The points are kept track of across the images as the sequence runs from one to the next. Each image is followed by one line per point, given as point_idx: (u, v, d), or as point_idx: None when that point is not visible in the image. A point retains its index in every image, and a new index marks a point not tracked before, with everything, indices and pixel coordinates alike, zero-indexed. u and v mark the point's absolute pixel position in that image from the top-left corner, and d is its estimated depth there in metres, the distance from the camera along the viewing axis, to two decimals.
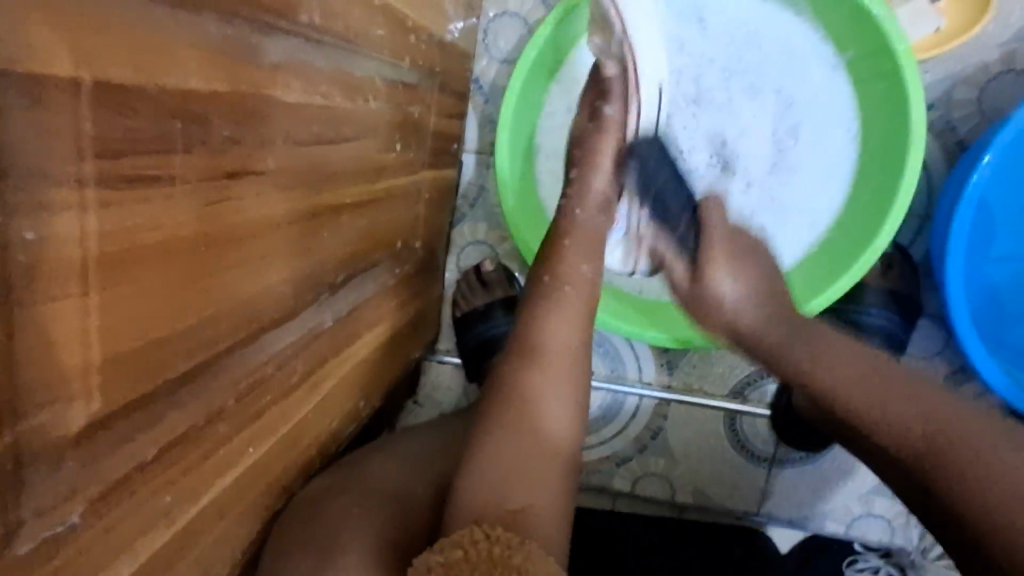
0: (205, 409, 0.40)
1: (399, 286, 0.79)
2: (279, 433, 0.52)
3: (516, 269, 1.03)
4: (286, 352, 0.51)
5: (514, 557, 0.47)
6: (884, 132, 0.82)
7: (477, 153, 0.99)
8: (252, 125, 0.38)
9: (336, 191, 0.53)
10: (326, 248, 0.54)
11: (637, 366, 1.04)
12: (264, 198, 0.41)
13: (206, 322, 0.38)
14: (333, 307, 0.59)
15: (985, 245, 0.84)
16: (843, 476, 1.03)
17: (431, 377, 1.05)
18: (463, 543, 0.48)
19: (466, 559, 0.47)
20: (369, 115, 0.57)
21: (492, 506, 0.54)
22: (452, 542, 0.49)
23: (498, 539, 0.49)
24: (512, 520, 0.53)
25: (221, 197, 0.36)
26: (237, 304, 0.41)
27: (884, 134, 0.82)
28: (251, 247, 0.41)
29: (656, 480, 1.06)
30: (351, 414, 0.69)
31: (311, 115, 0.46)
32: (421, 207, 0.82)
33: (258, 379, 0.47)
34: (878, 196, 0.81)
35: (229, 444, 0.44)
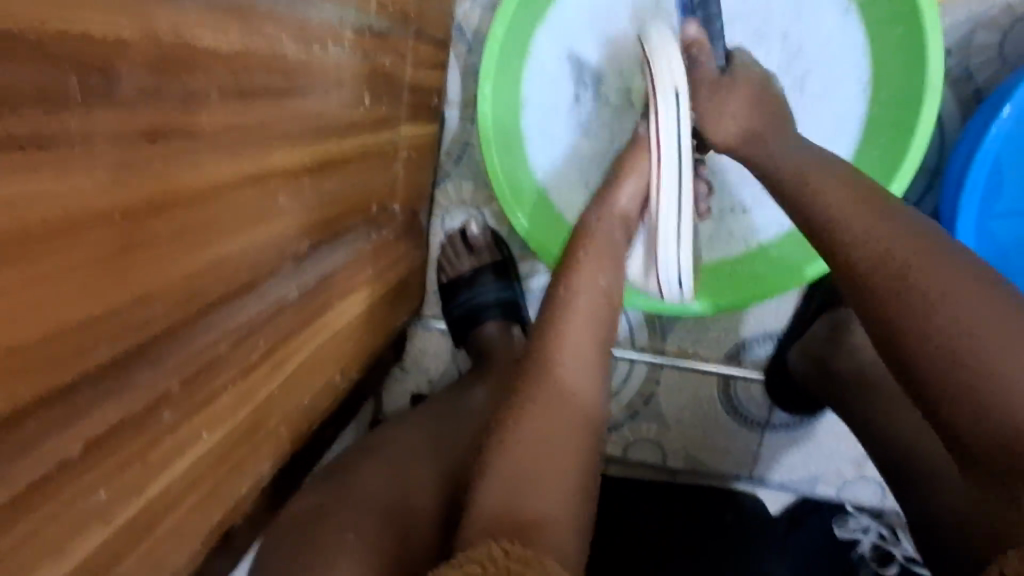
0: (144, 397, 0.37)
1: (378, 252, 0.74)
2: (241, 415, 0.48)
3: (503, 231, 0.99)
4: (244, 328, 0.47)
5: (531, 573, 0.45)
6: (898, 84, 0.77)
7: (460, 106, 0.93)
8: (179, 77, 0.33)
9: (295, 151, 0.48)
10: (286, 213, 0.49)
11: (630, 331, 1.01)
12: (200, 162, 0.37)
13: (132, 301, 0.34)
14: (300, 278, 0.55)
15: (989, 197, 0.77)
16: (835, 440, 1.01)
17: (418, 343, 1.02)
18: (483, 559, 0.47)
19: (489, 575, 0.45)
20: (331, 66, 0.52)
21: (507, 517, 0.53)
22: (472, 559, 0.47)
23: (516, 555, 0.47)
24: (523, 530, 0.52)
25: (138, 160, 0.32)
26: (172, 281, 0.37)
27: (900, 85, 0.76)
28: (189, 216, 0.37)
29: (649, 445, 1.05)
30: (326, 388, 0.66)
31: (255, 63, 0.40)
32: (400, 166, 0.76)
33: (210, 360, 0.43)
34: (889, 153, 0.77)
35: (178, 433, 0.41)
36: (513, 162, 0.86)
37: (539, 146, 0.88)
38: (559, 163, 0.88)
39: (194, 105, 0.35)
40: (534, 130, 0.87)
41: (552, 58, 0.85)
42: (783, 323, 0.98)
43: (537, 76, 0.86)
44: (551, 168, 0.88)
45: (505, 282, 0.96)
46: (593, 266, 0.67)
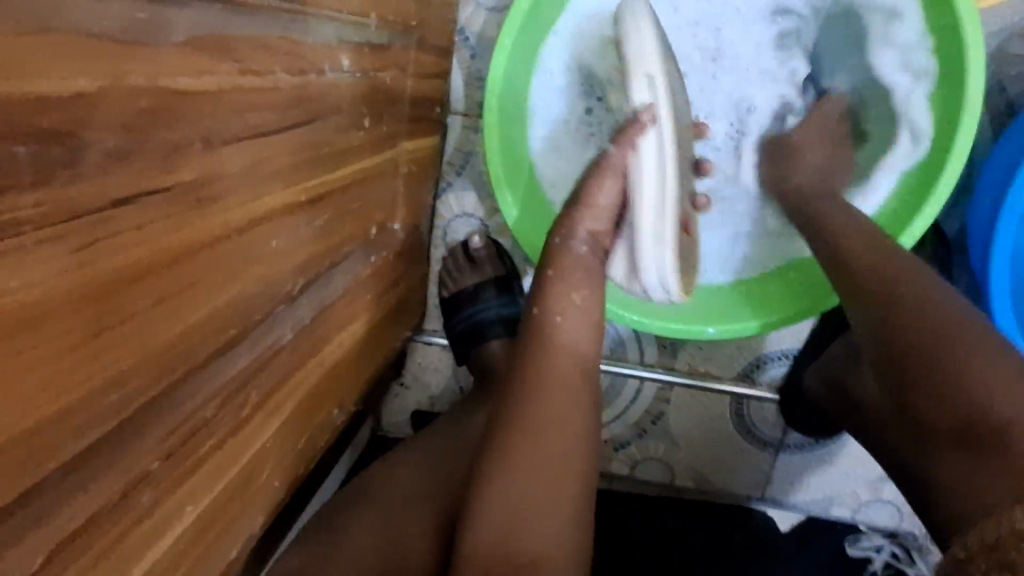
0: (119, 484, 0.33)
1: (377, 275, 0.70)
2: (230, 475, 0.45)
3: (507, 244, 0.95)
4: (233, 385, 0.43)
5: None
6: (932, 101, 0.73)
7: (464, 114, 0.88)
8: (152, 133, 0.29)
9: (287, 188, 0.44)
10: (278, 255, 0.45)
11: (638, 347, 0.98)
12: (180, 222, 0.32)
13: (102, 389, 0.30)
14: (294, 318, 0.51)
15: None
16: (851, 461, 0.98)
17: (418, 359, 0.98)
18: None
19: None
20: (328, 91, 0.47)
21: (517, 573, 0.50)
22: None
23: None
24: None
25: (106, 232, 0.27)
26: (150, 355, 0.33)
27: (934, 103, 0.72)
28: (168, 281, 0.33)
29: (656, 464, 1.01)
30: (324, 424, 0.63)
31: (243, 101, 0.36)
32: (400, 183, 0.72)
33: (196, 426, 0.39)
34: (921, 176, 0.74)
35: (157, 511, 0.37)
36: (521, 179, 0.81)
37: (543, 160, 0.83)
38: (568, 177, 0.83)
39: (171, 160, 0.31)
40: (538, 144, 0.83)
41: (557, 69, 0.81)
42: (797, 341, 0.94)
43: (542, 89, 0.82)
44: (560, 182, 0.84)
45: (510, 298, 0.92)
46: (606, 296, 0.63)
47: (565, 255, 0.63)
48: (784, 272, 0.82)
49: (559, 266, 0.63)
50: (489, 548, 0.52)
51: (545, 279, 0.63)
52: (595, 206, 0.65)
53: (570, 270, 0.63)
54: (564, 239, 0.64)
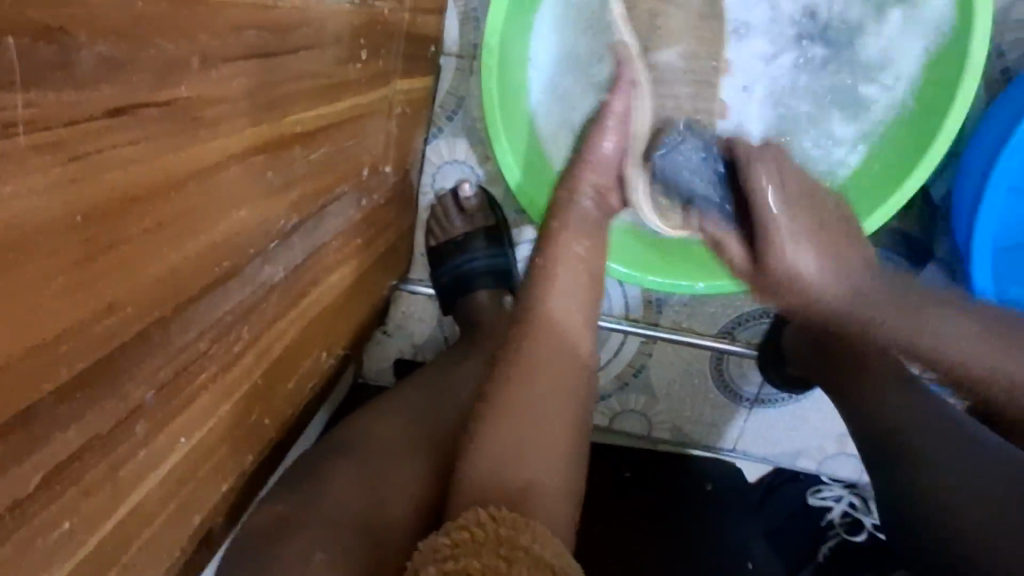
0: (114, 413, 0.33)
1: (369, 218, 0.69)
2: (221, 413, 0.44)
3: (498, 195, 0.93)
4: (226, 322, 0.42)
5: (521, 538, 0.45)
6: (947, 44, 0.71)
7: (458, 57, 0.85)
8: (148, 44, 0.27)
9: (282, 119, 0.42)
10: (274, 189, 0.43)
11: (624, 302, 0.99)
12: (180, 143, 0.31)
13: (94, 316, 0.29)
14: (287, 257, 0.50)
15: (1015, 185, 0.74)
16: (821, 417, 1.01)
17: (403, 307, 0.97)
18: (471, 524, 0.46)
19: (475, 539, 0.44)
20: (327, 16, 0.45)
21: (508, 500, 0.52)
22: (459, 525, 0.46)
23: (502, 521, 0.46)
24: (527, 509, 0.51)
25: (97, 147, 0.25)
26: (147, 282, 0.32)
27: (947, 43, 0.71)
28: (167, 206, 0.31)
29: (635, 415, 1.04)
30: (315, 365, 0.62)
31: (241, 18, 0.34)
32: (393, 125, 0.70)
33: (190, 360, 0.38)
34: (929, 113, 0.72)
35: (151, 444, 0.37)
36: (517, 127, 0.79)
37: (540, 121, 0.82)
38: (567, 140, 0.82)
39: (169, 75, 0.29)
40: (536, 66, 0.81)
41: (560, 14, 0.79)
42: (780, 302, 0.96)
43: (541, 50, 0.81)
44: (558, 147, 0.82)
45: (498, 249, 0.91)
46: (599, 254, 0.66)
47: (571, 209, 0.67)
48: None
49: (564, 219, 0.67)
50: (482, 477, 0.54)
51: (550, 231, 0.67)
52: (602, 163, 0.68)
53: (570, 222, 0.67)
54: (568, 196, 0.68)
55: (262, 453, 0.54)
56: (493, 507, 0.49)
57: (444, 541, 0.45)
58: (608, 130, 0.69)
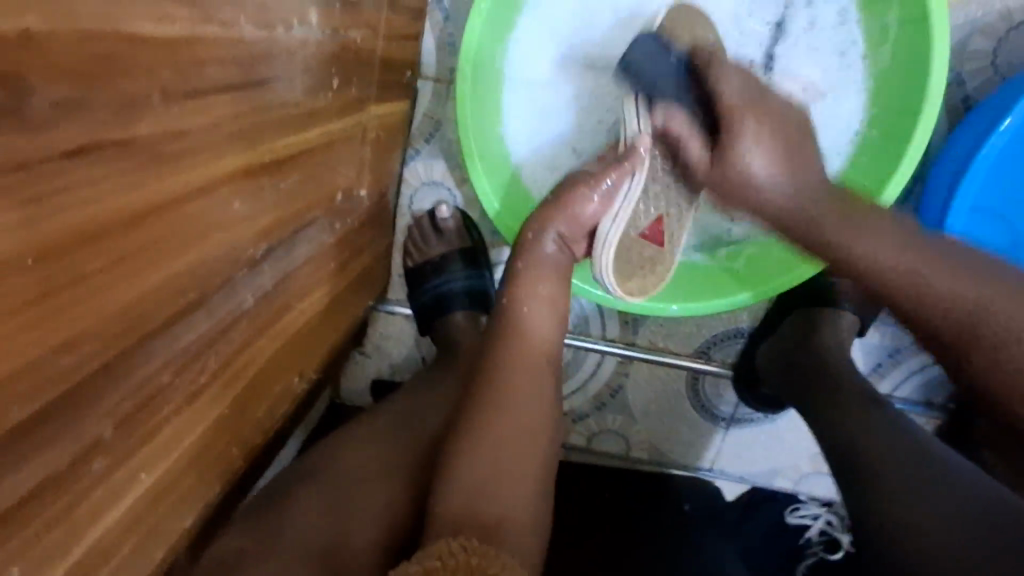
0: (72, 449, 0.32)
1: (342, 242, 0.69)
2: (186, 445, 0.44)
3: (475, 216, 0.94)
4: (190, 352, 0.41)
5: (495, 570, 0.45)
6: (892, 67, 0.74)
7: (435, 80, 0.86)
8: (107, 83, 0.27)
9: (250, 149, 0.42)
10: (241, 218, 0.43)
11: (601, 322, 0.99)
12: (142, 180, 0.31)
13: (53, 353, 0.29)
14: (256, 284, 0.49)
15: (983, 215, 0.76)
16: (796, 437, 1.02)
17: (380, 328, 0.97)
18: (442, 555, 0.46)
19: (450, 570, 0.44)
20: (296, 47, 0.45)
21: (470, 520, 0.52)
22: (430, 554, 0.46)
23: (476, 552, 0.46)
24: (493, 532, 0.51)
25: (54, 186, 0.26)
26: (107, 317, 0.32)
27: (894, 67, 0.74)
28: (125, 243, 0.31)
29: (613, 436, 1.04)
30: (285, 391, 0.62)
31: (205, 55, 0.34)
32: (367, 149, 0.70)
33: (153, 392, 0.38)
34: (891, 136, 0.74)
35: (111, 479, 0.36)
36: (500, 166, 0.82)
37: (528, 158, 0.85)
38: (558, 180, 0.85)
39: (128, 112, 0.29)
40: (514, 84, 0.82)
41: (537, 57, 0.82)
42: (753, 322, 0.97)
43: (523, 93, 0.83)
44: (547, 185, 0.85)
45: (475, 270, 0.91)
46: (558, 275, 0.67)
47: (536, 250, 0.69)
48: (712, 272, 0.84)
49: (528, 259, 0.69)
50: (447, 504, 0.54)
51: (515, 271, 0.69)
52: (577, 218, 0.70)
53: (539, 265, 0.69)
54: (536, 235, 0.70)
55: (227, 484, 0.53)
56: (463, 537, 0.49)
57: (416, 569, 0.45)
58: (591, 193, 0.69)
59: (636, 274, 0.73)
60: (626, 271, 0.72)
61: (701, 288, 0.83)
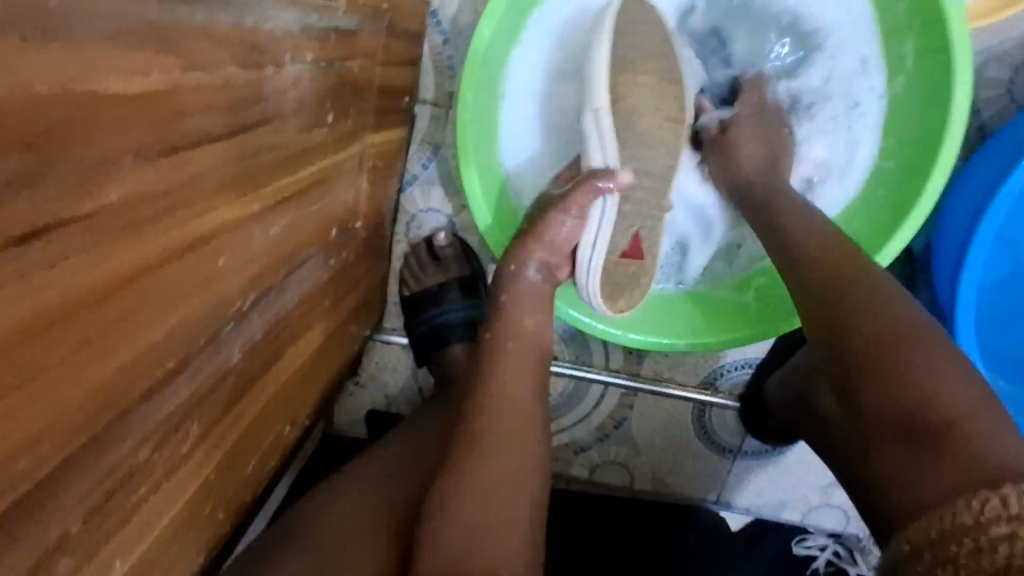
0: (34, 554, 0.28)
1: (338, 279, 0.65)
2: (167, 519, 0.40)
3: (475, 243, 0.90)
4: (170, 423, 0.38)
5: None
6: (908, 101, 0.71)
7: (433, 104, 0.83)
8: (66, 149, 0.24)
9: (237, 199, 0.38)
10: (228, 272, 0.40)
11: (604, 351, 0.96)
12: (108, 251, 0.27)
13: (5, 457, 0.25)
14: (244, 336, 0.46)
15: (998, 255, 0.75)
16: (804, 468, 0.99)
17: (376, 358, 0.93)
18: None
19: None
20: (288, 86, 0.42)
21: None
22: None
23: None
24: None
25: (1, 276, 0.22)
26: (70, 406, 0.28)
27: (913, 100, 0.71)
28: (93, 322, 0.28)
29: (616, 467, 1.01)
30: (276, 441, 0.58)
31: (185, 105, 0.30)
32: (364, 180, 0.67)
33: (128, 473, 0.34)
34: (909, 172, 0.71)
35: (81, 575, 0.33)
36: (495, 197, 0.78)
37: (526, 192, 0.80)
38: None
39: (96, 179, 0.25)
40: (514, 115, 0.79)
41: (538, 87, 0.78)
42: (761, 352, 0.95)
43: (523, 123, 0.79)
44: None
45: (474, 300, 0.88)
46: None
47: (518, 283, 0.65)
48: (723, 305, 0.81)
49: (513, 292, 0.65)
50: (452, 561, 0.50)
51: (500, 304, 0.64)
52: (556, 243, 0.67)
53: (523, 297, 0.65)
54: (518, 267, 0.66)
55: (213, 546, 0.50)
56: None
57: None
58: (562, 213, 0.66)
59: (617, 289, 0.70)
60: (608, 287, 0.69)
61: (709, 321, 0.80)
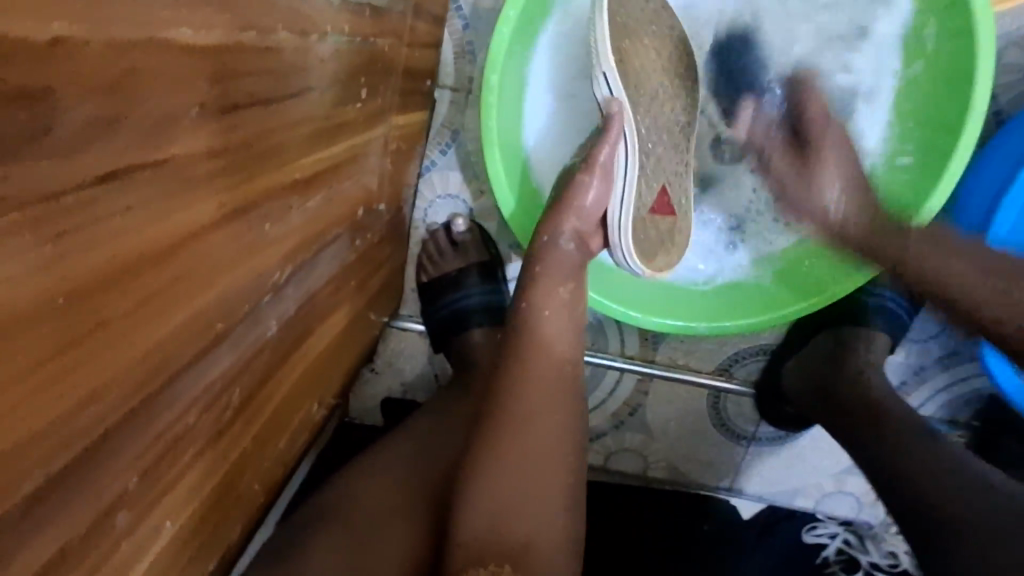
0: (94, 509, 0.29)
1: (363, 260, 0.66)
2: (209, 486, 0.40)
3: (492, 229, 0.90)
4: (215, 389, 0.38)
5: None
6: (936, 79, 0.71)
7: (452, 90, 0.83)
8: (140, 99, 0.24)
9: (281, 167, 0.38)
10: (271, 241, 0.40)
11: (619, 338, 0.97)
12: (175, 203, 0.28)
13: (75, 405, 0.25)
14: (280, 308, 0.46)
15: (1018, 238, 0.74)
16: (818, 454, 1.00)
17: (392, 344, 0.93)
18: None
19: None
20: (328, 57, 0.42)
21: None
22: None
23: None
24: None
25: (79, 220, 0.22)
26: (132, 360, 0.28)
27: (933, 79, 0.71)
28: (156, 277, 0.28)
29: (631, 455, 1.01)
30: (305, 419, 0.58)
31: (241, 66, 0.31)
32: (388, 162, 0.67)
33: (177, 436, 0.35)
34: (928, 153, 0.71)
35: (134, 535, 0.33)
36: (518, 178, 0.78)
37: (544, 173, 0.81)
38: None
39: (164, 132, 0.26)
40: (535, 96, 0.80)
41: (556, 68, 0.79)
42: (775, 339, 0.95)
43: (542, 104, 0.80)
44: None
45: (492, 285, 0.88)
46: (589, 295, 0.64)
47: (546, 256, 0.63)
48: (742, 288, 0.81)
49: (546, 262, 0.63)
50: None
51: (532, 274, 0.63)
52: (585, 210, 0.65)
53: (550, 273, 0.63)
54: (552, 237, 0.64)
55: (247, 521, 0.50)
56: None
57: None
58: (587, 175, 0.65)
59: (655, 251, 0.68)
60: (645, 244, 0.67)
61: (729, 303, 0.80)
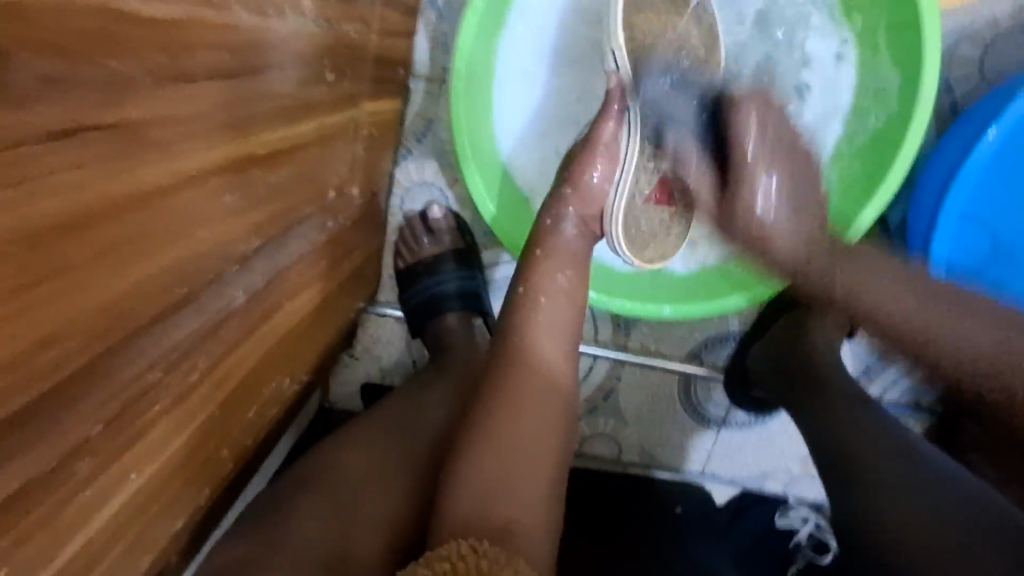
0: (54, 452, 0.31)
1: (335, 243, 0.68)
2: (174, 446, 0.42)
3: (468, 217, 0.92)
4: (179, 351, 0.40)
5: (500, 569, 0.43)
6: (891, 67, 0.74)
7: (427, 80, 0.85)
8: (94, 63, 0.26)
9: (242, 141, 0.40)
10: (235, 212, 0.42)
11: (593, 325, 0.99)
12: (131, 165, 0.30)
13: (34, 348, 0.27)
14: (248, 281, 0.48)
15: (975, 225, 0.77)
16: (785, 439, 1.02)
17: (370, 330, 0.95)
18: (452, 556, 0.45)
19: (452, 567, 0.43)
20: (291, 38, 0.44)
21: (475, 518, 0.50)
22: (439, 556, 0.45)
23: (485, 555, 0.45)
24: (497, 531, 0.50)
25: (34, 172, 0.24)
26: (90, 311, 0.30)
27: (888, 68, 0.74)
28: (113, 234, 0.30)
29: (605, 440, 1.03)
30: (274, 393, 0.60)
31: (197, 40, 0.33)
32: (360, 147, 0.69)
33: (140, 392, 0.37)
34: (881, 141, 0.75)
35: (95, 483, 0.35)
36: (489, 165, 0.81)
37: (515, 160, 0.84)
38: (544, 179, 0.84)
39: (118, 97, 0.28)
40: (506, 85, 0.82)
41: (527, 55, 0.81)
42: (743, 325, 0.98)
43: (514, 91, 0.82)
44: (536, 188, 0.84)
45: (467, 272, 0.90)
46: (555, 277, 0.66)
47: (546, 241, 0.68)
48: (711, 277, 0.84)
49: (548, 246, 0.67)
50: (450, 500, 0.52)
51: (536, 261, 0.67)
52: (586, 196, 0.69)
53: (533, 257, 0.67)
54: (554, 222, 0.69)
55: (215, 487, 0.51)
56: (474, 539, 0.48)
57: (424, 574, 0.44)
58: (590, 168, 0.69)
59: (645, 239, 0.73)
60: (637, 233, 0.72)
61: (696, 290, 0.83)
